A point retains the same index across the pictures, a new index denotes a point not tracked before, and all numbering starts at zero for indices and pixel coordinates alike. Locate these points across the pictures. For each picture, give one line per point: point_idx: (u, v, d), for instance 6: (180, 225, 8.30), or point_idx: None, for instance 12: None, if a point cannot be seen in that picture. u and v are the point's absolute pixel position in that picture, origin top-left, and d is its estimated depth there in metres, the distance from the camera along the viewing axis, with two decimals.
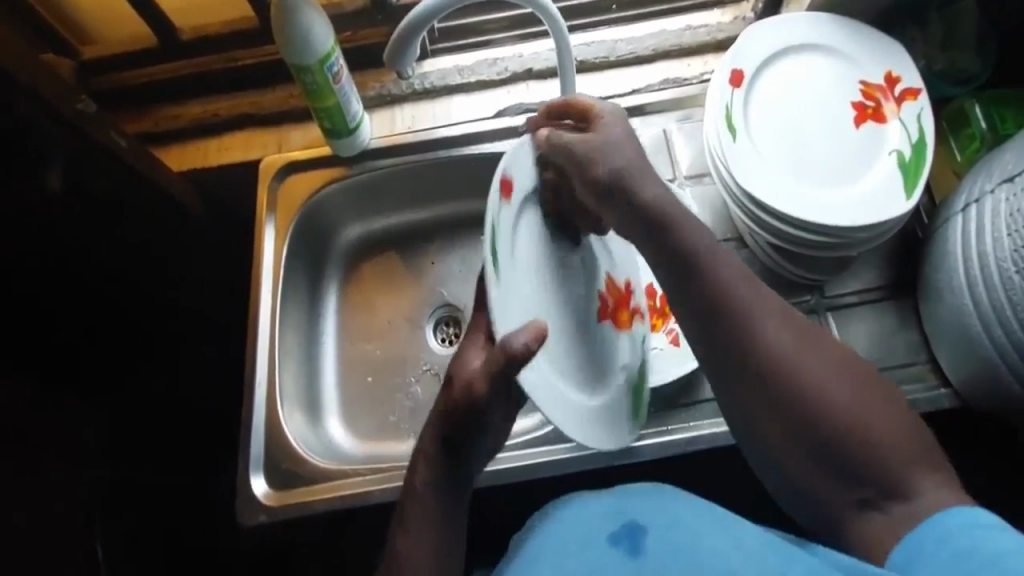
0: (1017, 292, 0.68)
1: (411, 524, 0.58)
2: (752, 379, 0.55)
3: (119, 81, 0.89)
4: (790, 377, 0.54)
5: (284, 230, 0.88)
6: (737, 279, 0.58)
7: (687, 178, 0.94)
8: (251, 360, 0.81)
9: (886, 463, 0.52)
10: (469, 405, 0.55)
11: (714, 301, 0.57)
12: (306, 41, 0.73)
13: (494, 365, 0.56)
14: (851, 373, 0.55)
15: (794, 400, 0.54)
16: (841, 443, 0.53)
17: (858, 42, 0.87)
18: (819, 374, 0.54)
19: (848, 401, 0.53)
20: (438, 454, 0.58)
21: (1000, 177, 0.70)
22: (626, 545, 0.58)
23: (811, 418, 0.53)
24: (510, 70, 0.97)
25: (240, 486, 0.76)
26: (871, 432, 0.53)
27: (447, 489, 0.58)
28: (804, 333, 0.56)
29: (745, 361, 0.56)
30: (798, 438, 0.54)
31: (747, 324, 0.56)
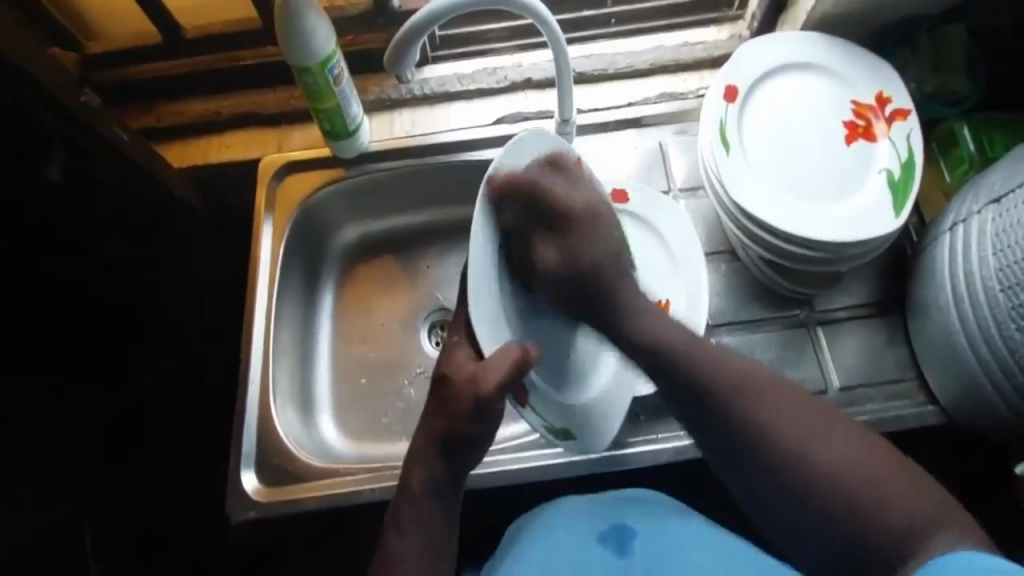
0: (1002, 311, 0.69)
1: (409, 523, 0.61)
2: (755, 469, 0.59)
3: (122, 77, 0.90)
4: (794, 457, 0.58)
5: (282, 227, 0.88)
6: (724, 377, 0.61)
7: (682, 191, 0.96)
8: (245, 358, 0.81)
9: (901, 538, 0.54)
10: (477, 404, 0.61)
11: (709, 391, 0.61)
12: (309, 44, 0.74)
13: (501, 369, 0.61)
14: (857, 445, 0.58)
15: (796, 483, 0.57)
16: (852, 520, 0.55)
17: (850, 63, 0.90)
18: (823, 452, 0.57)
19: (854, 481, 0.56)
20: (431, 455, 0.62)
21: (987, 198, 0.72)
22: (612, 546, 0.62)
23: (812, 499, 0.57)
24: (508, 79, 0.98)
25: (231, 483, 0.76)
26: (888, 506, 0.55)
27: (444, 491, 0.63)
28: (803, 410, 0.60)
29: (753, 445, 0.59)
30: (802, 510, 0.57)
31: (747, 413, 0.60)
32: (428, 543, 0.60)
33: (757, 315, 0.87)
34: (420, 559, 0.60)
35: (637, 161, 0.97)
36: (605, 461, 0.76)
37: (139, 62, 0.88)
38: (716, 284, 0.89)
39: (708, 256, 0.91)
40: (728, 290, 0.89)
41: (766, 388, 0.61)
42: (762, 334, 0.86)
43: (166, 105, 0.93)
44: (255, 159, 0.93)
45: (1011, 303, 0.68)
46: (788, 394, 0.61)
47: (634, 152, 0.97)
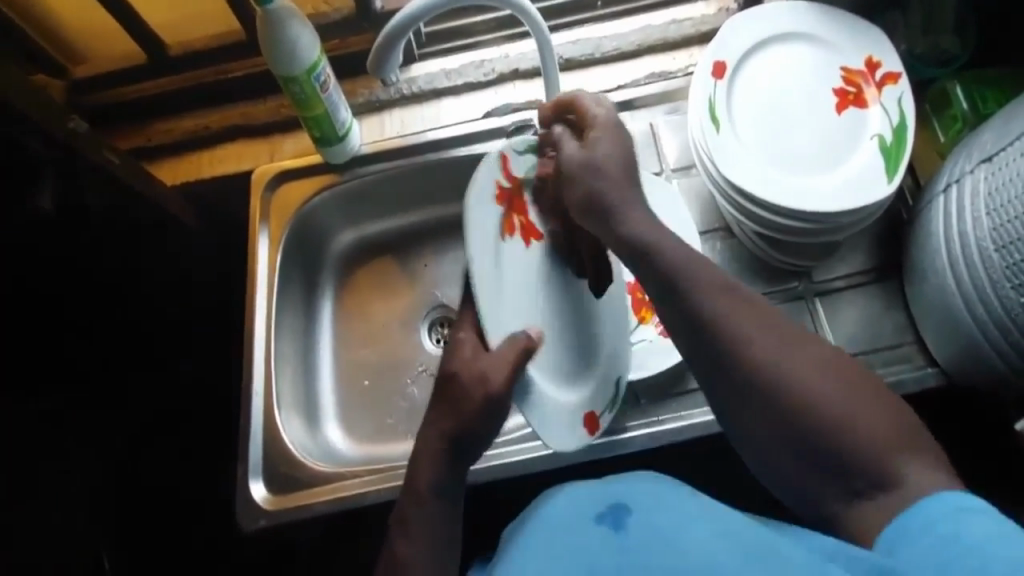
0: (997, 270, 0.68)
1: (415, 531, 0.60)
2: (715, 362, 0.57)
3: (112, 99, 0.92)
4: (769, 370, 0.55)
5: (277, 238, 0.89)
6: (713, 289, 0.58)
7: (674, 170, 0.96)
8: (249, 368, 0.83)
9: (867, 454, 0.52)
10: (486, 402, 0.61)
11: (685, 302, 0.58)
12: (292, 52, 0.75)
13: (505, 368, 0.61)
14: (835, 362, 0.55)
15: (767, 396, 0.55)
16: (810, 425, 0.53)
17: (839, 30, 0.89)
18: (800, 367, 0.55)
19: (830, 392, 0.54)
20: (440, 454, 0.62)
21: (979, 157, 0.71)
22: (609, 522, 0.59)
23: (770, 401, 0.55)
24: (496, 71, 0.99)
25: (241, 492, 0.78)
26: (859, 426, 0.53)
27: (450, 490, 0.62)
28: (782, 326, 0.57)
29: (721, 356, 0.56)
30: (775, 429, 0.55)
31: (725, 330, 0.56)
32: (433, 550, 0.59)
33: (753, 291, 0.87)
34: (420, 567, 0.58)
35: (628, 145, 0.97)
36: (606, 446, 0.77)
37: (128, 83, 0.91)
38: (712, 262, 0.89)
39: (702, 234, 0.91)
40: (723, 268, 0.89)
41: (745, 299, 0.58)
42: None
43: (157, 123, 0.95)
44: (249, 170, 0.94)
45: (1006, 262, 0.67)
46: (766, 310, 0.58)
47: (624, 135, 0.97)
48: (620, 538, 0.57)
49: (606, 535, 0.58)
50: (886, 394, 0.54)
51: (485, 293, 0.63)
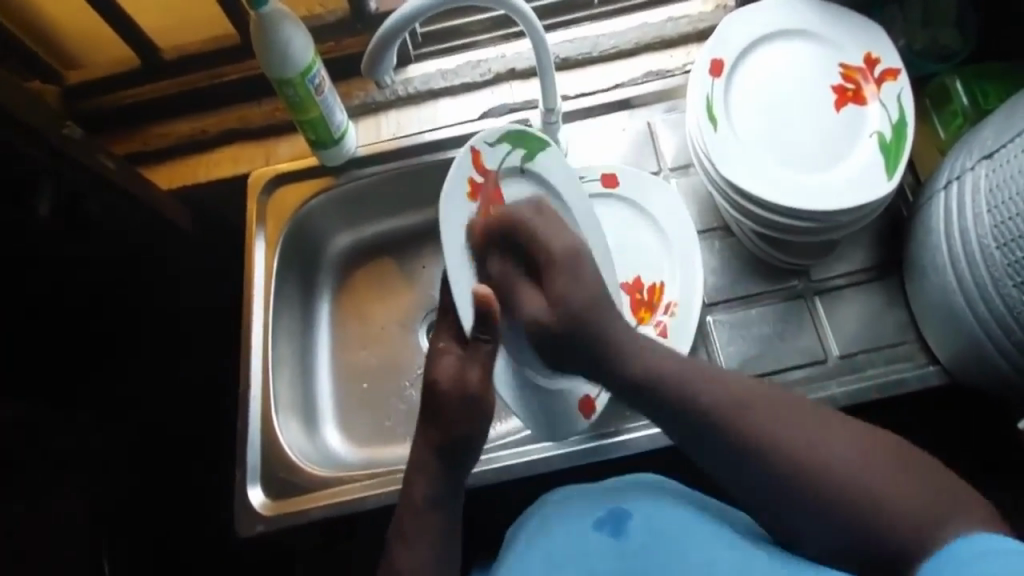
0: (999, 268, 0.68)
1: (411, 534, 0.65)
2: (763, 477, 0.60)
3: (106, 104, 0.91)
4: (815, 472, 0.58)
5: (274, 241, 0.89)
6: (746, 398, 0.62)
7: (673, 170, 0.95)
8: (246, 373, 0.83)
9: (913, 528, 0.56)
10: (467, 401, 0.66)
11: (720, 416, 0.62)
12: (286, 55, 0.74)
13: (478, 365, 0.67)
14: (869, 445, 0.60)
15: (820, 494, 0.58)
16: (858, 515, 0.57)
17: (837, 26, 0.88)
18: (844, 462, 0.58)
19: (871, 478, 0.58)
20: (430, 462, 0.67)
21: (980, 153, 0.70)
22: (608, 530, 0.61)
23: (833, 508, 0.57)
24: (492, 72, 0.98)
25: (238, 497, 0.78)
26: (901, 501, 0.57)
27: (442, 499, 0.67)
28: (812, 417, 0.61)
29: (768, 469, 0.60)
30: (830, 527, 0.58)
31: (763, 435, 0.60)
32: (435, 550, 0.65)
33: (752, 290, 0.87)
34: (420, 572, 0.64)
35: (626, 144, 0.96)
36: (607, 448, 0.77)
37: (124, 88, 0.91)
38: (711, 262, 0.89)
39: (701, 234, 0.91)
40: (723, 267, 0.88)
41: (773, 398, 0.63)
42: (756, 308, 0.86)
43: (153, 128, 0.95)
44: (244, 173, 0.94)
45: (1007, 260, 0.67)
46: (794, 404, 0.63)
47: (622, 135, 0.97)
48: (622, 546, 0.59)
49: (610, 543, 0.60)
50: (919, 462, 0.59)
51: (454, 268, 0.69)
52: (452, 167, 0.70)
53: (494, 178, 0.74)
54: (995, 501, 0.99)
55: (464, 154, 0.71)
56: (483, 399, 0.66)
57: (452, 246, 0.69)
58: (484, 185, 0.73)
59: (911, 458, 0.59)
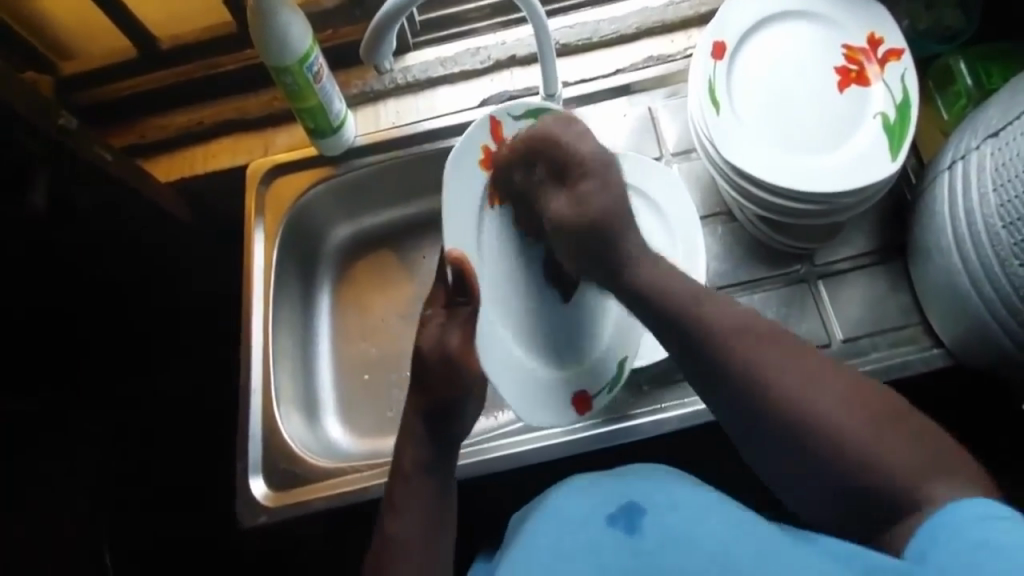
0: (1005, 247, 0.67)
1: (403, 503, 0.66)
2: (745, 406, 0.59)
3: (102, 96, 0.91)
4: (792, 409, 0.57)
5: (273, 232, 0.89)
6: (731, 325, 0.61)
7: (674, 155, 0.94)
8: (248, 363, 0.83)
9: (890, 480, 0.54)
10: (445, 368, 0.67)
11: (714, 344, 0.61)
12: (283, 42, 0.73)
13: (458, 329, 0.68)
14: (861, 394, 0.57)
15: (794, 429, 0.57)
16: (834, 456, 0.55)
17: (840, 7, 0.87)
18: (825, 402, 0.56)
19: (853, 418, 0.56)
20: (418, 428, 0.68)
21: (986, 132, 0.69)
22: (622, 526, 0.59)
23: (790, 428, 0.57)
24: (491, 59, 0.97)
25: (241, 488, 0.78)
26: (881, 456, 0.54)
27: (434, 468, 0.67)
28: (806, 361, 0.59)
29: (746, 400, 0.59)
30: (797, 460, 0.57)
31: (748, 370, 0.59)
32: (424, 521, 0.65)
33: (754, 275, 0.86)
34: (415, 534, 0.64)
35: (626, 130, 0.95)
36: (609, 435, 0.77)
37: (119, 79, 0.90)
38: (713, 247, 0.88)
39: (703, 219, 0.90)
40: (725, 252, 0.88)
41: (769, 335, 0.61)
42: (759, 293, 0.85)
43: (149, 120, 0.94)
44: (242, 165, 0.93)
45: (1013, 239, 0.66)
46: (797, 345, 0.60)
47: (623, 120, 0.96)
48: (638, 543, 0.57)
49: (623, 541, 0.58)
50: (909, 419, 0.56)
51: (452, 229, 0.65)
52: (467, 131, 0.67)
53: (514, 147, 0.70)
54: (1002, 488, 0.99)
55: (481, 121, 0.68)
56: (461, 362, 0.67)
57: (457, 217, 0.65)
58: (500, 154, 0.69)
59: (906, 417, 0.56)
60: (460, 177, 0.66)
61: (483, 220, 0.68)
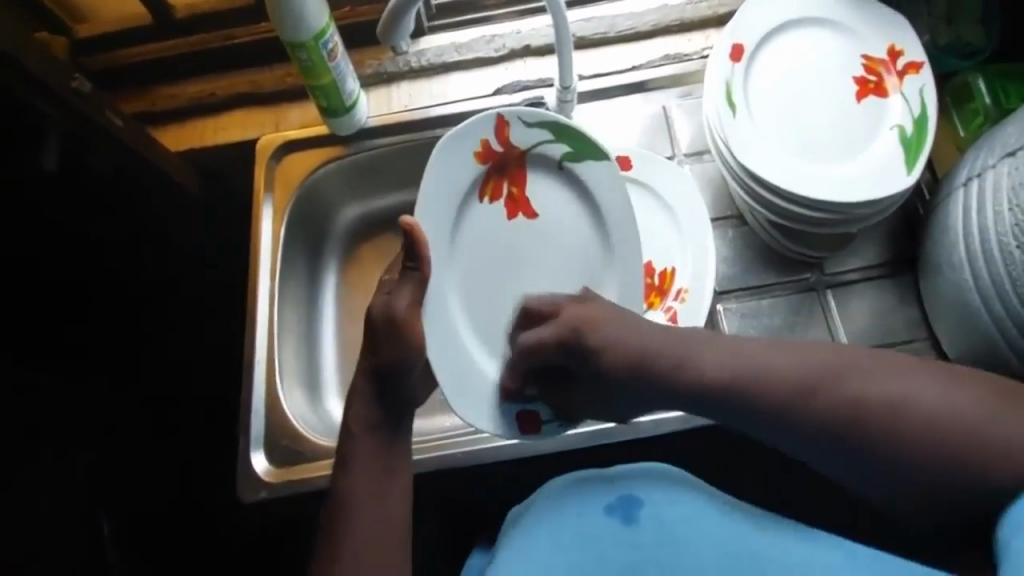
0: (1018, 267, 0.67)
1: (349, 458, 0.65)
2: (847, 442, 0.57)
3: (113, 61, 0.89)
4: (895, 423, 0.56)
5: (282, 209, 0.88)
6: (806, 376, 0.59)
7: (687, 155, 0.94)
8: (252, 339, 0.82)
9: (1017, 465, 0.53)
10: (390, 328, 0.66)
11: (778, 395, 0.60)
12: (300, 18, 0.72)
13: (408, 290, 0.67)
14: (960, 382, 0.57)
15: (884, 443, 0.56)
16: (927, 454, 0.55)
17: (860, 17, 0.86)
18: (925, 402, 0.56)
19: (969, 403, 0.56)
20: (362, 386, 0.68)
21: (1002, 151, 0.69)
22: (619, 516, 0.61)
23: (888, 445, 0.56)
24: (507, 47, 0.96)
25: (241, 464, 0.77)
26: (1006, 436, 0.54)
27: (381, 425, 0.67)
28: (886, 365, 0.59)
29: (852, 427, 0.57)
30: (917, 479, 0.56)
31: (841, 398, 0.58)
32: (372, 480, 0.65)
33: (763, 281, 0.86)
34: (361, 491, 0.64)
35: (640, 127, 0.95)
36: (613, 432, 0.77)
37: (133, 45, 0.89)
38: (723, 250, 0.88)
39: (714, 222, 0.90)
40: (735, 256, 0.87)
41: (844, 356, 0.60)
42: (768, 299, 0.85)
43: (159, 88, 0.92)
44: (253, 139, 0.92)
45: None
46: (862, 355, 0.60)
47: (637, 117, 0.95)
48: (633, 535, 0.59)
49: (618, 530, 0.60)
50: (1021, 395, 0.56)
51: (430, 195, 0.71)
52: (474, 120, 0.73)
53: (516, 152, 0.76)
54: None
55: (490, 117, 0.73)
56: (406, 326, 0.66)
57: (433, 195, 0.71)
58: (500, 155, 0.75)
59: (1005, 394, 0.56)
60: (455, 157, 0.72)
61: (467, 207, 0.75)
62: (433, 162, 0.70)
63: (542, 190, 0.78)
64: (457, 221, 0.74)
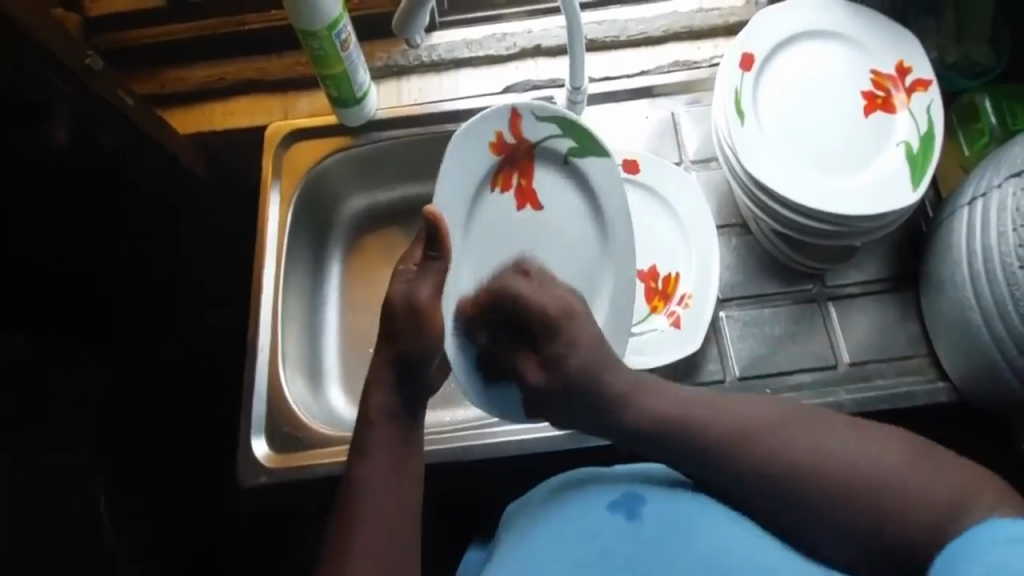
0: (1020, 287, 0.68)
1: (372, 446, 0.65)
2: (770, 490, 0.59)
3: (125, 41, 0.89)
4: (808, 472, 0.58)
5: (289, 197, 0.88)
6: (735, 424, 0.61)
7: (694, 162, 0.94)
8: (254, 326, 0.82)
9: (926, 523, 0.54)
10: (411, 315, 0.63)
11: (708, 443, 0.61)
12: (316, 6, 0.72)
13: (428, 283, 0.64)
14: (878, 442, 0.58)
15: (806, 495, 0.58)
16: (854, 502, 0.56)
17: (870, 32, 0.87)
18: (835, 457, 0.58)
19: (879, 456, 0.57)
20: (385, 376, 0.66)
21: (1008, 172, 0.70)
22: (622, 513, 0.60)
23: (807, 494, 0.57)
24: (518, 46, 0.96)
25: (241, 450, 0.77)
26: (913, 486, 0.55)
27: (399, 414, 0.66)
28: (804, 420, 0.61)
29: (766, 475, 0.59)
30: (843, 524, 0.56)
31: (758, 454, 0.60)
32: (391, 468, 0.64)
33: (765, 291, 0.86)
34: (381, 481, 0.63)
35: (647, 132, 0.95)
36: None
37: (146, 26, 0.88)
38: (727, 258, 0.88)
39: (719, 229, 0.90)
40: (738, 264, 0.88)
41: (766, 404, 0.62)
42: (770, 308, 0.86)
43: (169, 70, 0.92)
44: (262, 126, 0.92)
45: None
46: (787, 410, 0.62)
47: (644, 122, 0.95)
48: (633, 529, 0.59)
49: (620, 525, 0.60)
50: (933, 454, 0.57)
51: (446, 188, 0.66)
52: (487, 113, 0.70)
53: (527, 145, 0.74)
54: None
55: (504, 109, 0.70)
56: (430, 315, 0.63)
57: (448, 186, 0.66)
58: (512, 147, 0.73)
59: (923, 450, 0.58)
60: (469, 148, 0.69)
61: (479, 201, 0.71)
62: (450, 155, 0.66)
63: (551, 186, 0.77)
64: (471, 212, 0.70)
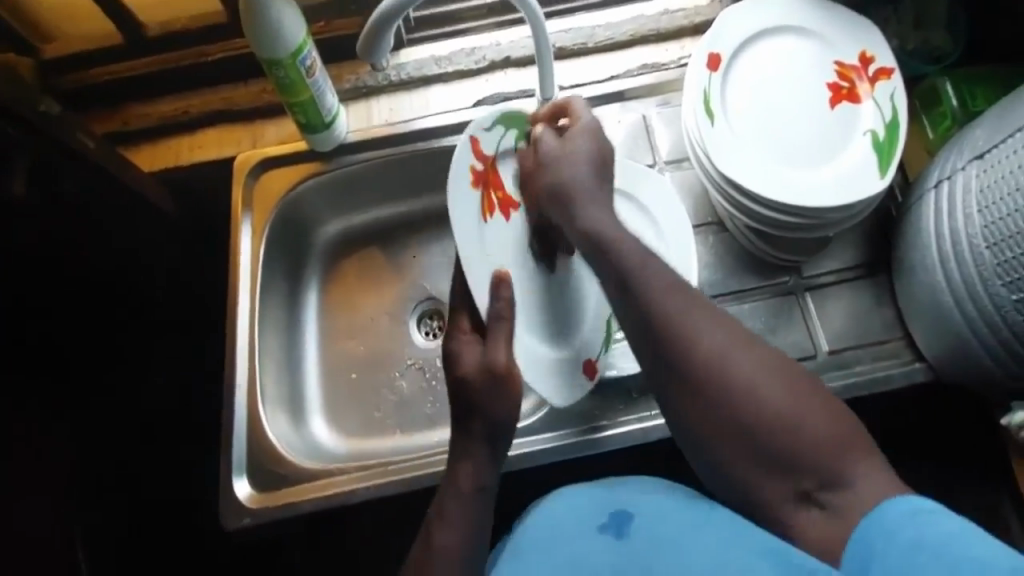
0: (988, 267, 0.68)
1: (456, 517, 0.61)
2: (679, 380, 0.57)
3: (84, 80, 0.88)
4: (721, 373, 0.56)
5: (260, 227, 0.87)
6: (659, 299, 0.60)
7: (667, 163, 0.94)
8: (232, 361, 0.81)
9: (814, 450, 0.54)
10: (492, 380, 0.63)
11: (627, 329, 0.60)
12: (276, 35, 0.72)
13: (502, 345, 0.63)
14: (782, 367, 0.57)
15: (713, 398, 0.56)
16: (756, 420, 0.55)
17: (832, 24, 0.88)
18: (749, 365, 0.56)
19: (785, 385, 0.56)
20: (479, 453, 0.63)
21: (971, 154, 0.71)
22: (611, 533, 0.61)
23: (711, 398, 0.56)
24: (487, 59, 0.96)
25: (223, 489, 0.76)
26: (803, 421, 0.55)
27: (486, 489, 0.63)
28: (730, 328, 0.59)
29: (675, 363, 0.58)
30: (734, 438, 0.56)
31: (677, 337, 0.58)
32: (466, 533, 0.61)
33: (742, 286, 0.87)
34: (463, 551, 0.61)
35: (620, 136, 0.95)
36: (597, 441, 0.77)
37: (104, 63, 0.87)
38: (705, 256, 0.89)
39: (695, 228, 0.90)
40: (716, 262, 0.88)
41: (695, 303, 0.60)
42: (747, 303, 0.86)
43: (133, 107, 0.92)
44: (230, 157, 0.91)
45: (997, 260, 0.67)
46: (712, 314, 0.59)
47: (617, 127, 0.95)
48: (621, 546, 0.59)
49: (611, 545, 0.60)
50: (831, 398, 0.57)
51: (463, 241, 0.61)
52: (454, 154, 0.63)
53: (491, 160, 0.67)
54: (972, 500, 1.01)
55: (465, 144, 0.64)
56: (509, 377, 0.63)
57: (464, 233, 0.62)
58: (484, 171, 0.66)
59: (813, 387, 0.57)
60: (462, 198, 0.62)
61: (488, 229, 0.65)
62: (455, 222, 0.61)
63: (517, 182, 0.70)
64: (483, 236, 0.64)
